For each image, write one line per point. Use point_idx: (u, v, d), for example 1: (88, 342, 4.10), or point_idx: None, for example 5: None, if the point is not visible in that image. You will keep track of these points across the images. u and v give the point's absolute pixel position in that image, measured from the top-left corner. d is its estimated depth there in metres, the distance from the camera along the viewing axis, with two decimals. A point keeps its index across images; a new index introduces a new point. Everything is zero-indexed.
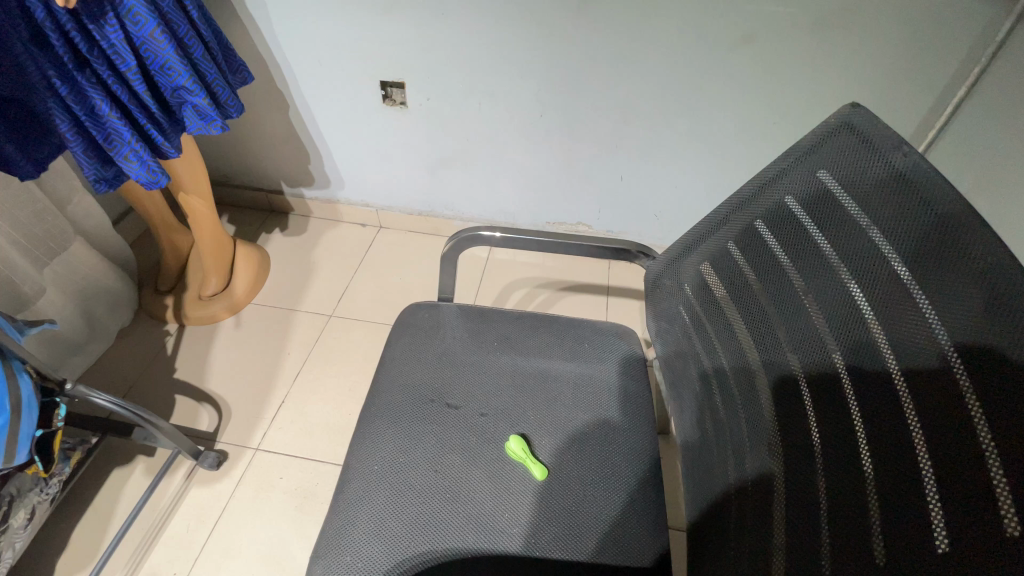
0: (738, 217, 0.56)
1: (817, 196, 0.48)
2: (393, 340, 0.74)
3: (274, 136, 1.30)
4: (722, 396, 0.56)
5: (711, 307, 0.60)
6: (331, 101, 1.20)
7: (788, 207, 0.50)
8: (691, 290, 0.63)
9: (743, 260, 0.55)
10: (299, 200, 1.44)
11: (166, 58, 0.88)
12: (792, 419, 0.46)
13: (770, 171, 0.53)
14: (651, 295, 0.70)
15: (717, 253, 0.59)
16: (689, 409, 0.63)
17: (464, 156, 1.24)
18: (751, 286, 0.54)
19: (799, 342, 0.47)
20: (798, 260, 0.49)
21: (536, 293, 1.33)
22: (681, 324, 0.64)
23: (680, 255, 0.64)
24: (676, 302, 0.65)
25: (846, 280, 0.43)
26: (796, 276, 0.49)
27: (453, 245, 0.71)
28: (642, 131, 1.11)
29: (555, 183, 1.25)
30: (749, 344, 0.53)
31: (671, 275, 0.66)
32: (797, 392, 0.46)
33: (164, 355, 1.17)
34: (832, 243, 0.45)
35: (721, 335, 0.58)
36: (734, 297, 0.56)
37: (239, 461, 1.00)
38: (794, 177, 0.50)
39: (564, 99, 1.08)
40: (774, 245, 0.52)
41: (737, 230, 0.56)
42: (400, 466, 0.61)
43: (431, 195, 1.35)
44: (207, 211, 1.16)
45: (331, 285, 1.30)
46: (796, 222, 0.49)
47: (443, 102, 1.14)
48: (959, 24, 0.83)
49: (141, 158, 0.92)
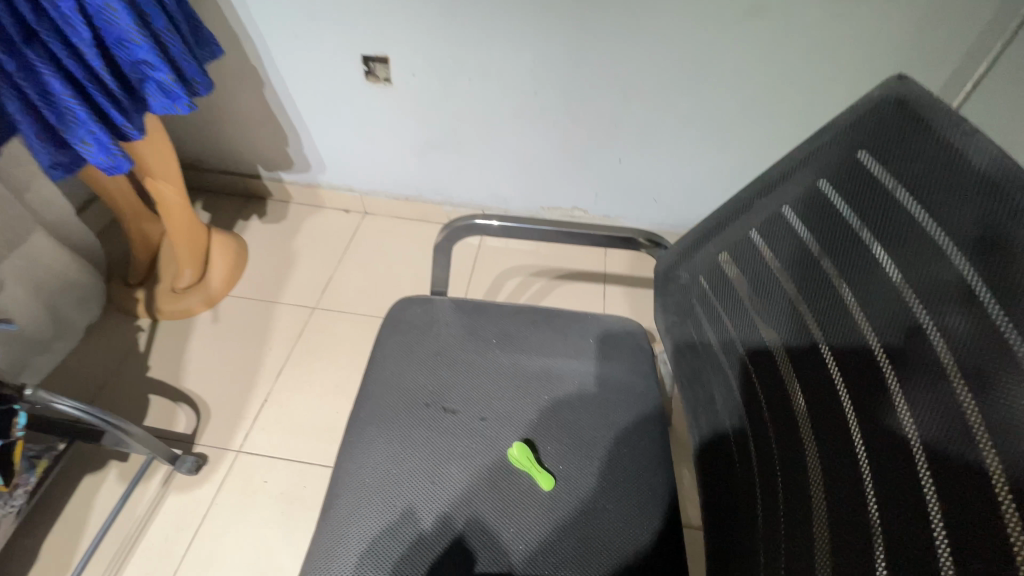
0: (764, 202, 0.51)
1: (853, 174, 0.42)
2: (383, 337, 0.68)
3: (249, 116, 1.21)
4: (745, 397, 0.51)
5: (730, 300, 0.55)
6: (309, 78, 1.11)
7: (820, 190, 0.45)
8: (708, 282, 0.58)
9: (768, 248, 0.50)
10: (278, 184, 1.36)
11: (124, 30, 0.80)
12: (826, 422, 0.41)
13: (802, 151, 0.48)
14: (661, 286, 0.65)
15: (738, 241, 0.54)
16: (704, 410, 0.58)
17: (454, 137, 1.17)
18: (775, 276, 0.49)
19: (834, 337, 0.42)
20: (830, 246, 0.44)
21: (530, 282, 1.28)
22: (696, 316, 0.60)
23: (696, 244, 0.59)
24: (691, 294, 0.60)
25: (887, 266, 0.38)
26: (829, 263, 0.44)
27: (447, 234, 0.65)
28: (643, 109, 1.05)
29: (549, 166, 1.19)
30: (773, 337, 0.48)
31: (685, 265, 0.61)
32: (830, 390, 0.41)
33: (137, 353, 1.10)
34: (873, 228, 0.40)
35: (741, 327, 0.53)
36: (756, 286, 0.51)
37: (220, 464, 0.94)
38: (826, 155, 0.45)
39: (560, 75, 1.01)
40: (804, 231, 0.47)
41: (761, 216, 0.51)
42: (394, 477, 0.56)
43: (419, 179, 1.28)
44: (179, 198, 1.08)
45: (315, 275, 1.23)
46: (829, 204, 0.44)
47: (431, 79, 1.07)
48: None
49: (99, 141, 0.84)
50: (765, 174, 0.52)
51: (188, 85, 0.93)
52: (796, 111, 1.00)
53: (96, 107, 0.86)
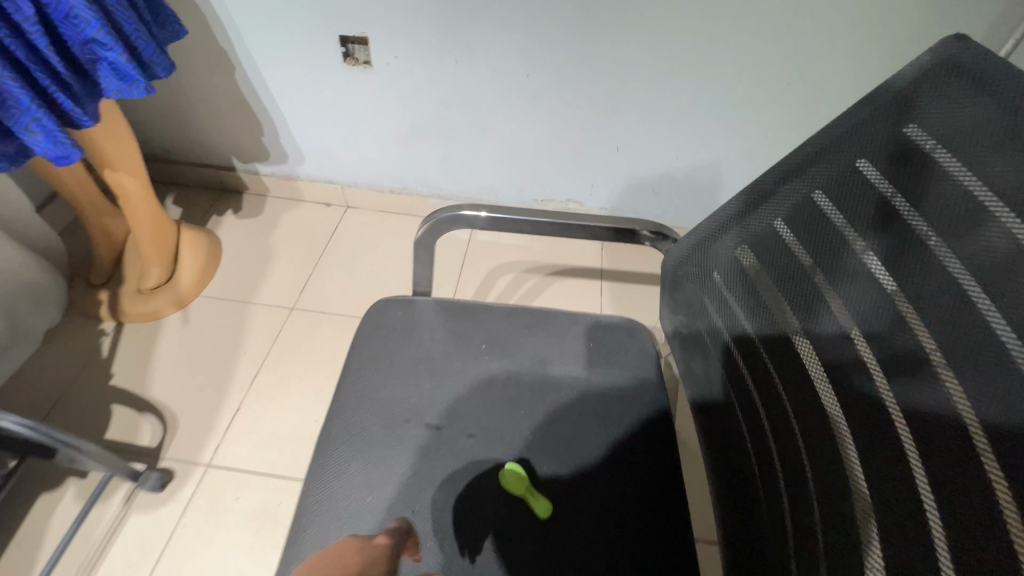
0: (792, 189, 0.44)
1: (903, 153, 0.36)
2: (359, 344, 0.61)
3: (220, 103, 1.13)
4: (767, 412, 0.44)
5: (749, 300, 0.47)
6: (283, 61, 1.03)
7: (859, 173, 0.38)
8: (724, 279, 0.51)
9: (795, 240, 0.43)
10: (254, 177, 1.28)
11: (70, 4, 0.71)
12: (871, 444, 0.33)
13: (837, 128, 0.41)
14: (670, 286, 0.58)
15: (760, 233, 0.47)
16: (718, 425, 0.51)
17: (441, 124, 1.09)
18: (805, 271, 0.42)
19: (878, 340, 0.35)
20: (872, 236, 0.37)
21: (522, 279, 1.21)
22: (709, 318, 0.53)
23: (710, 238, 0.53)
24: (704, 294, 0.53)
25: (946, 254, 0.31)
26: (873, 254, 0.36)
27: (430, 228, 0.58)
28: (643, 93, 0.98)
29: (542, 155, 1.12)
30: (802, 342, 0.41)
31: (698, 261, 0.54)
32: (877, 406, 0.34)
33: (100, 359, 1.01)
34: (926, 213, 0.33)
35: (761, 331, 0.45)
36: (781, 283, 0.44)
37: (188, 481, 0.86)
38: (870, 131, 0.38)
39: (553, 56, 0.94)
40: (839, 220, 0.40)
41: (787, 204, 0.44)
42: (366, 506, 0.49)
43: (404, 170, 1.21)
44: (142, 192, 1.00)
45: (293, 274, 1.16)
46: (871, 188, 0.38)
47: (414, 62, 0.99)
48: None
49: (46, 128, 0.75)
50: (794, 155, 0.45)
51: (144, 66, 0.85)
52: (807, 95, 0.94)
53: (42, 92, 0.77)
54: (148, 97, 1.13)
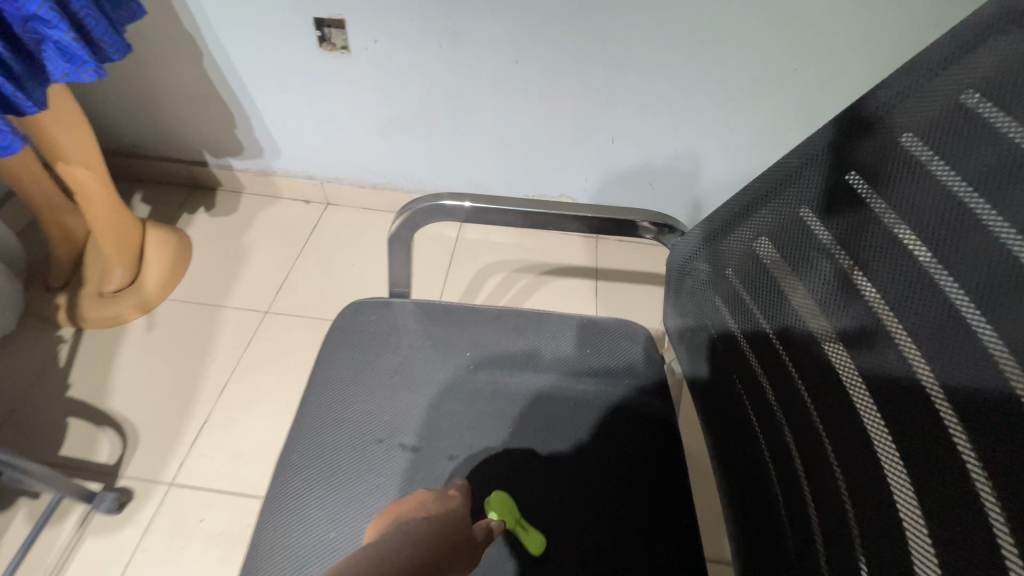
0: (817, 170, 0.38)
1: (961, 124, 0.29)
2: (327, 352, 0.54)
3: (189, 93, 1.06)
4: (797, 432, 0.38)
5: (773, 301, 0.42)
6: (254, 46, 0.96)
7: (903, 149, 0.32)
8: (740, 276, 0.45)
9: (825, 232, 0.37)
10: (228, 173, 1.21)
11: None
12: (924, 464, 0.29)
13: (874, 98, 0.34)
14: (677, 284, 0.52)
15: (780, 223, 0.41)
16: (733, 441, 0.45)
17: (426, 114, 1.03)
18: (834, 262, 0.37)
19: (927, 343, 0.30)
20: (925, 229, 0.30)
21: (513, 279, 1.14)
22: (722, 319, 0.47)
23: (722, 228, 0.46)
24: (718, 292, 0.47)
25: None
26: (918, 243, 0.31)
27: (405, 220, 0.51)
28: (641, 80, 0.92)
29: (532, 147, 1.06)
30: (832, 344, 0.36)
31: (709, 255, 0.48)
32: (929, 420, 0.29)
33: (56, 368, 0.94)
34: (996, 202, 0.27)
35: (784, 331, 0.40)
36: (807, 278, 0.39)
37: (149, 501, 0.79)
38: (917, 98, 0.31)
39: (544, 39, 0.88)
40: (880, 209, 0.33)
41: (812, 187, 0.38)
42: (331, 544, 0.43)
43: (387, 164, 1.14)
44: (101, 187, 0.92)
45: (268, 275, 1.09)
46: (918, 166, 0.31)
47: (395, 47, 0.93)
48: None
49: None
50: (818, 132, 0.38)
51: (94, 46, 0.77)
52: (815, 83, 0.88)
53: None
54: (112, 86, 1.06)
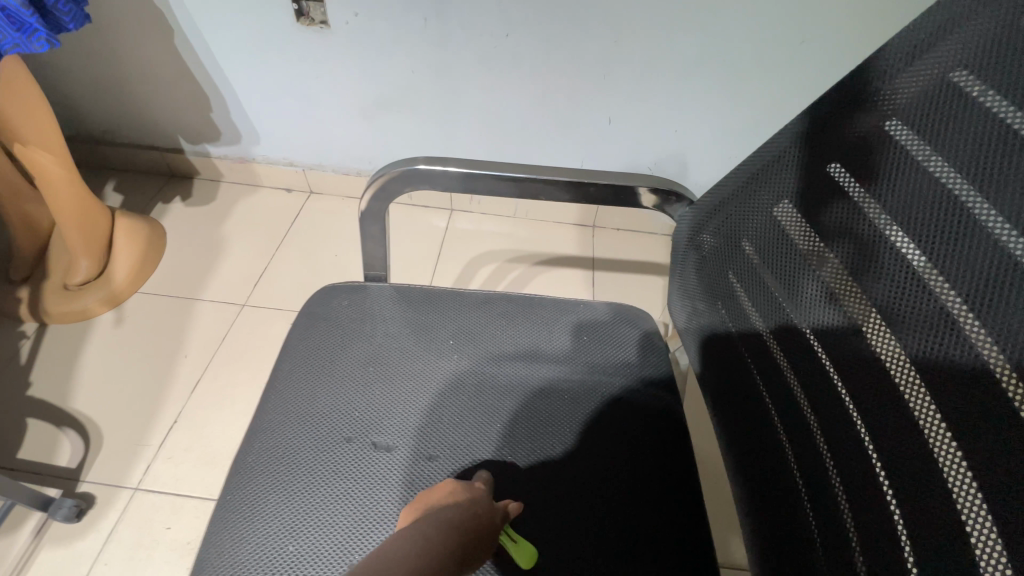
0: (842, 124, 0.33)
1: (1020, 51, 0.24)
2: (294, 341, 0.48)
3: (161, 74, 1.00)
4: (824, 425, 0.33)
5: (794, 276, 0.36)
6: (227, 22, 0.91)
7: (953, 88, 0.27)
8: (755, 250, 0.40)
9: (856, 193, 0.32)
10: (205, 160, 1.15)
11: None
12: (995, 461, 0.23)
13: (912, 33, 0.29)
14: (683, 262, 0.47)
15: (801, 187, 0.36)
16: (747, 436, 0.40)
17: (413, 93, 0.97)
18: (868, 226, 0.31)
19: (989, 309, 0.24)
20: (984, 181, 0.25)
21: (506, 268, 1.09)
22: (736, 300, 0.42)
23: (732, 198, 0.41)
24: (729, 269, 0.42)
25: None
26: (970, 193, 0.26)
27: (377, 190, 0.46)
28: (639, 54, 0.86)
29: (524, 130, 1.01)
30: (869, 319, 0.31)
31: (719, 228, 0.43)
32: (999, 406, 0.23)
33: (15, 365, 0.87)
34: None
35: (810, 308, 0.35)
36: (835, 248, 0.33)
37: (111, 507, 0.73)
38: (967, 27, 0.26)
39: (535, 12, 0.83)
40: (925, 161, 0.28)
41: (838, 144, 0.33)
42: (289, 560, 0.37)
43: (372, 150, 1.09)
44: (65, 171, 0.86)
45: (247, 266, 1.03)
46: (968, 103, 0.26)
47: (377, 21, 0.87)
48: None
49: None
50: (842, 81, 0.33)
51: (47, 14, 0.71)
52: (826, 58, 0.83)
53: None
54: (78, 67, 1.00)
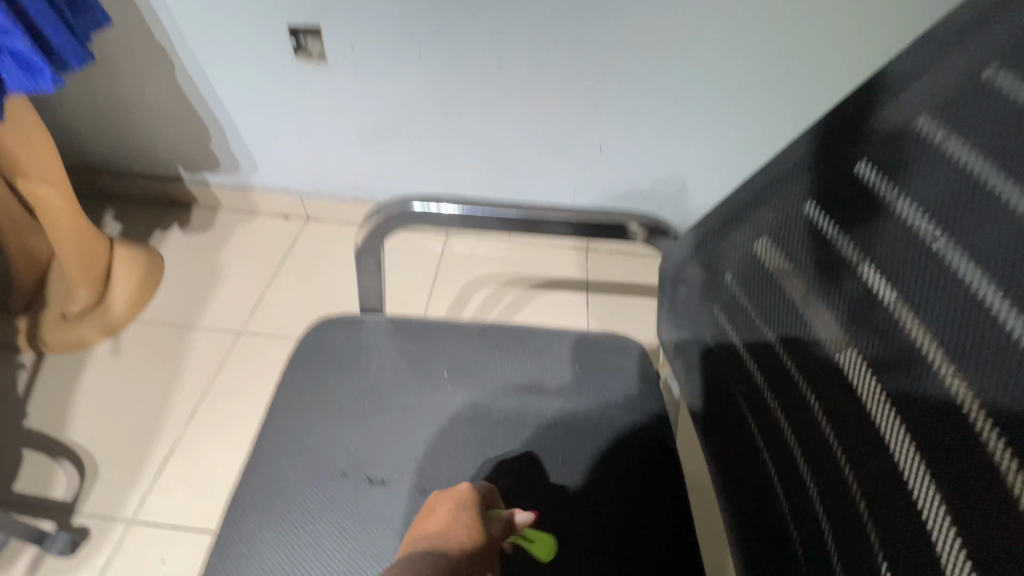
0: (819, 164, 0.34)
1: (977, 100, 0.26)
2: (291, 375, 0.49)
3: (161, 107, 1.02)
4: (809, 454, 0.34)
5: (775, 308, 0.38)
6: (227, 57, 0.94)
7: (919, 132, 0.28)
8: (737, 281, 0.41)
9: (831, 229, 0.34)
10: (203, 189, 1.17)
11: None
12: (958, 485, 0.24)
13: (877, 84, 0.31)
14: (670, 291, 0.48)
15: (786, 216, 0.37)
16: (741, 463, 0.41)
17: (408, 123, 1.00)
18: (843, 261, 0.33)
19: (954, 344, 0.25)
20: (947, 221, 0.26)
21: (501, 293, 1.10)
22: (722, 329, 0.43)
23: (717, 230, 0.43)
24: (714, 299, 0.44)
25: None
26: (935, 229, 0.27)
27: (374, 226, 0.47)
28: (629, 83, 0.89)
29: (517, 158, 1.03)
30: (844, 351, 0.32)
31: (704, 259, 0.44)
32: (962, 432, 0.25)
33: (12, 396, 0.88)
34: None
35: (790, 339, 0.36)
36: (815, 278, 0.34)
37: (106, 539, 0.73)
38: (931, 76, 0.28)
39: (524, 46, 0.86)
40: (896, 200, 0.30)
41: (815, 183, 0.35)
42: None
43: (368, 178, 1.11)
44: (65, 202, 0.87)
45: (244, 293, 1.04)
46: (935, 141, 0.28)
47: (372, 55, 0.90)
48: None
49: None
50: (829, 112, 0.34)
51: (54, 56, 0.73)
52: (808, 86, 0.86)
53: None
54: (81, 100, 1.02)
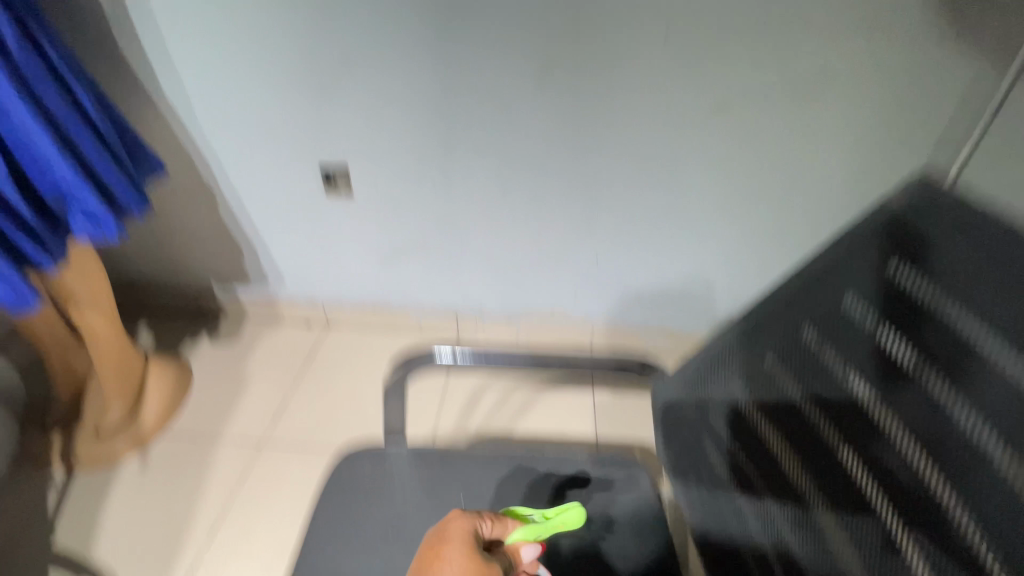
0: (800, 292, 0.48)
1: (898, 266, 0.40)
2: (330, 503, 0.60)
3: (203, 232, 1.14)
4: (811, 505, 0.46)
5: (776, 395, 0.50)
6: (265, 191, 1.07)
7: (865, 280, 0.42)
8: (744, 374, 0.54)
9: (812, 339, 0.47)
10: (233, 301, 1.26)
11: (46, 156, 0.70)
12: (923, 546, 0.35)
13: (838, 241, 0.45)
14: (691, 381, 0.61)
15: (844, 291, 0.44)
16: (758, 517, 0.52)
17: (424, 241, 1.10)
18: (823, 363, 0.46)
19: (904, 428, 0.38)
20: (890, 343, 0.40)
21: (509, 394, 1.15)
22: (745, 395, 0.54)
23: (729, 335, 0.56)
24: (725, 388, 0.56)
25: (962, 367, 0.34)
26: (882, 348, 0.40)
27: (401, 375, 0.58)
28: (619, 204, 1.01)
29: (523, 268, 1.13)
30: (829, 429, 0.45)
31: (719, 356, 0.57)
32: (925, 504, 0.36)
33: (44, 518, 0.92)
34: (937, 326, 0.36)
35: (789, 419, 0.49)
36: (805, 373, 0.47)
37: None
38: (869, 241, 0.42)
39: (527, 178, 0.99)
40: (853, 324, 0.43)
41: (797, 305, 0.48)
42: None
43: (386, 288, 1.20)
44: (111, 329, 0.95)
45: (267, 402, 1.10)
46: (904, 290, 0.39)
47: (392, 187, 1.03)
48: (933, 93, 0.82)
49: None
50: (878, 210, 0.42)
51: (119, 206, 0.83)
52: (776, 202, 0.97)
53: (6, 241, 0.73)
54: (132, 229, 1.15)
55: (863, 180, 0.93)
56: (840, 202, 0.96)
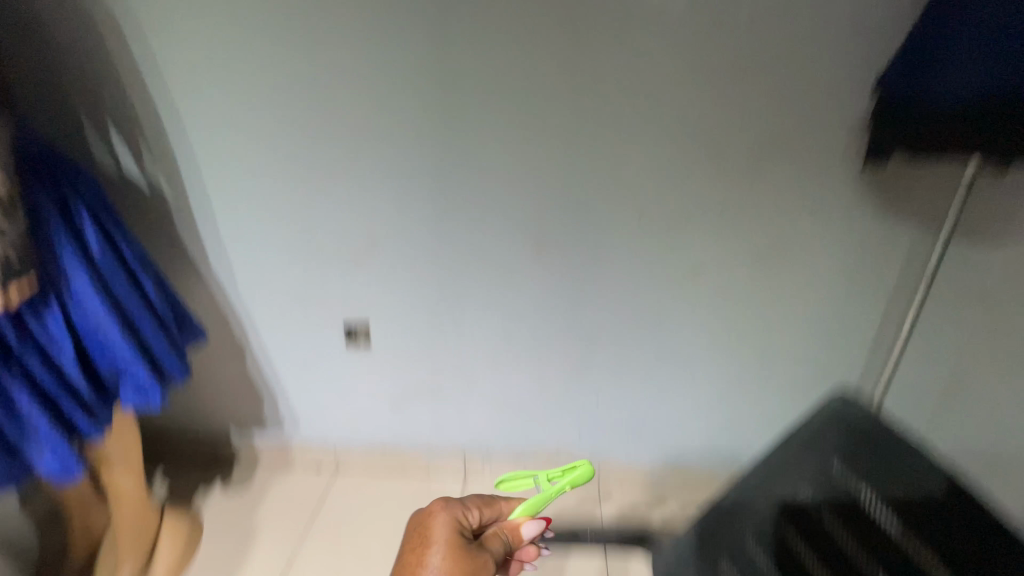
0: (790, 467, 0.68)
1: (863, 458, 0.64)
2: None
3: (229, 383, 1.23)
4: None
5: (780, 549, 0.66)
6: (291, 346, 1.18)
7: (834, 465, 0.66)
8: (752, 536, 0.68)
9: (809, 505, 0.66)
10: (247, 448, 1.30)
11: (111, 338, 0.81)
12: None
13: (813, 431, 0.69)
14: (702, 538, 0.73)
15: (829, 456, 0.66)
16: None
17: (436, 388, 1.19)
18: (818, 526, 0.64)
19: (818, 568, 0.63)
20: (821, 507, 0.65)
21: None
22: (752, 551, 0.68)
23: (737, 499, 0.72)
24: (737, 544, 0.69)
25: (897, 529, 0.59)
26: (841, 512, 0.63)
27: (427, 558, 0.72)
28: (615, 348, 1.14)
29: (528, 411, 1.21)
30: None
31: (722, 518, 0.72)
32: None
33: None
34: (869, 501, 0.62)
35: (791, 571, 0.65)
36: (802, 532, 0.65)
37: None
38: (829, 436, 0.67)
39: (530, 330, 1.12)
40: (841, 497, 0.64)
41: (796, 477, 0.68)
42: None
43: (397, 432, 1.26)
44: (137, 487, 1.00)
45: (278, 554, 1.12)
46: (854, 476, 0.64)
47: (407, 342, 1.15)
48: (868, 260, 1.03)
49: (37, 432, 0.77)
50: (837, 399, 0.69)
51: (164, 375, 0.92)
52: (756, 346, 1.13)
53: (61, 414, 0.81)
54: None
55: (828, 326, 1.10)
56: (809, 338, 1.12)
